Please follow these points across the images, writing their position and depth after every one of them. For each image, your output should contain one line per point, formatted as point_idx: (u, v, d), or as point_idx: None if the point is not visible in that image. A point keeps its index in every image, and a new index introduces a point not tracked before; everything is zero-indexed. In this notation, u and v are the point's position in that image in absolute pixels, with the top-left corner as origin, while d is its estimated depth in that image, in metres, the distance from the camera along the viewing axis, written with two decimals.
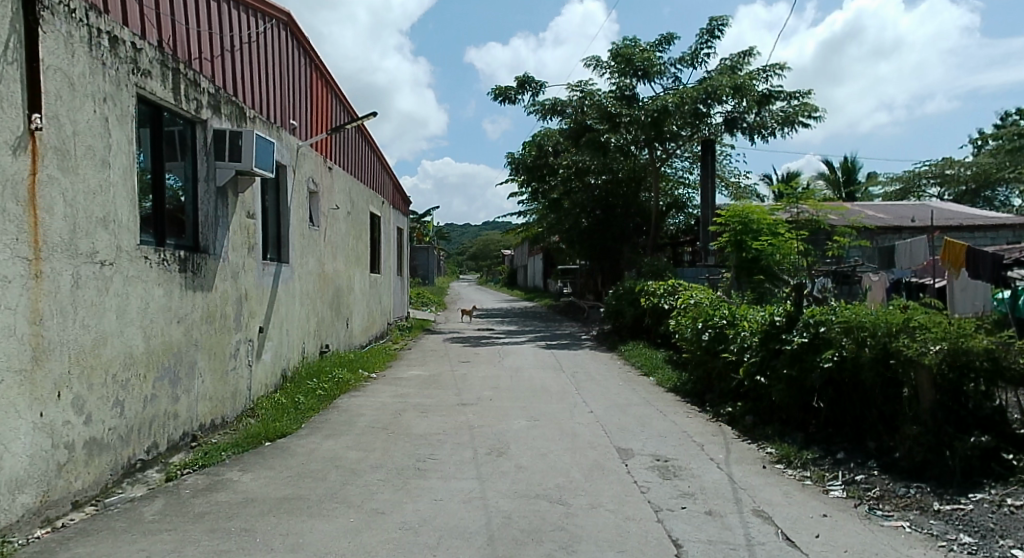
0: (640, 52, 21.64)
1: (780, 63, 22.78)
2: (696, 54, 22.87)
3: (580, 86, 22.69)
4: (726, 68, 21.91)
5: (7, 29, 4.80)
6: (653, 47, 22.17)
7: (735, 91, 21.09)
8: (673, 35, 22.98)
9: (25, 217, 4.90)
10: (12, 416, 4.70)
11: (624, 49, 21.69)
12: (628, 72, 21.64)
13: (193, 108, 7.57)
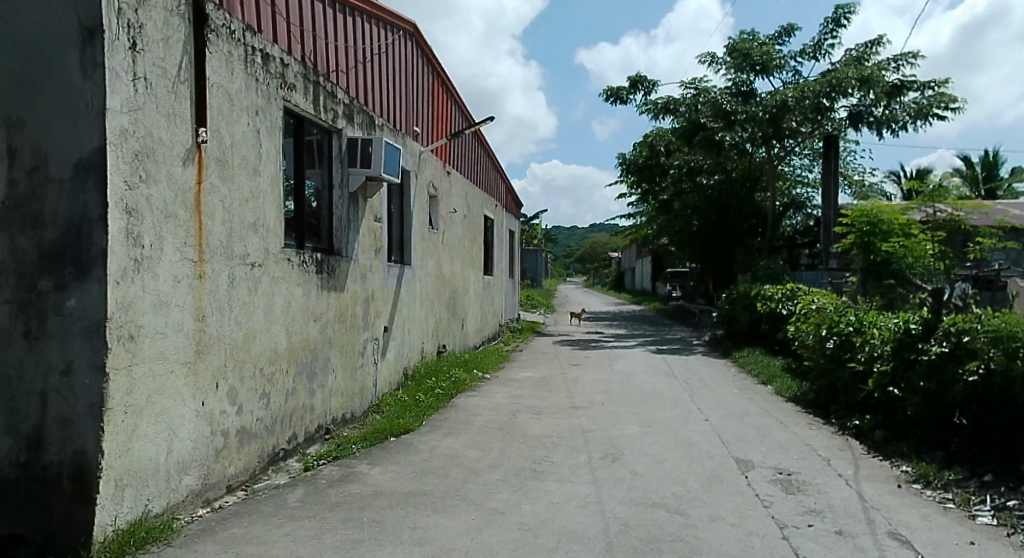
0: (758, 46, 21.06)
1: (912, 52, 21.57)
2: (819, 46, 22.02)
3: (695, 83, 22.30)
4: (852, 60, 20.99)
5: (181, 51, 5.20)
6: (772, 41, 21.54)
7: (861, 83, 20.07)
8: (794, 26, 22.25)
9: (192, 222, 5.34)
10: (180, 404, 5.14)
11: (741, 44, 21.18)
12: (745, 68, 21.10)
13: (330, 118, 7.99)
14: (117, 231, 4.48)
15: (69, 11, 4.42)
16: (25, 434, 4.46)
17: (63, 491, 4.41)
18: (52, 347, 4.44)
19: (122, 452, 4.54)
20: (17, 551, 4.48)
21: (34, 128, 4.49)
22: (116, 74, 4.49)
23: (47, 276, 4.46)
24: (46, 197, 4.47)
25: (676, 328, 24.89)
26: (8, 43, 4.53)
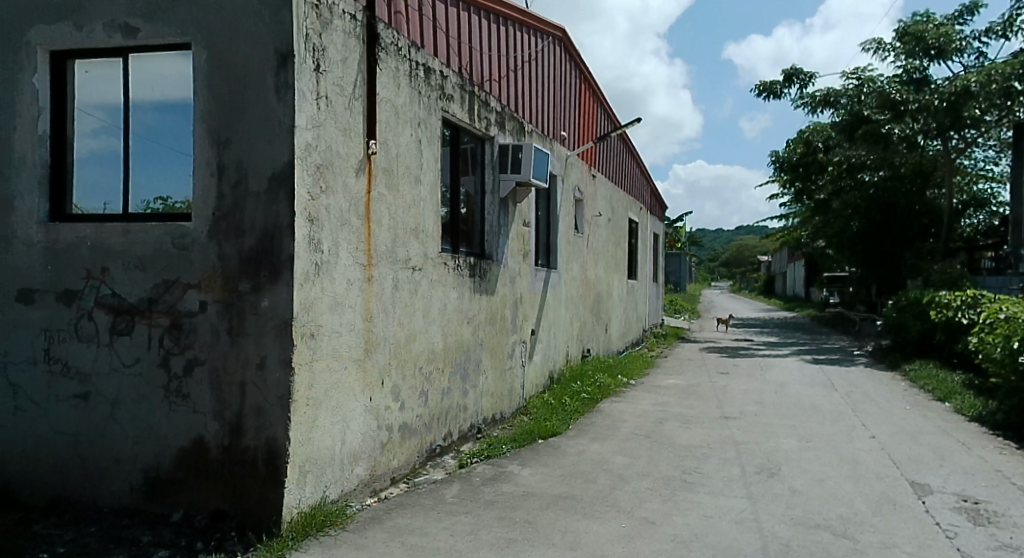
0: (934, 28, 19.68)
1: None
2: (1009, 23, 20.22)
3: (858, 72, 21.16)
4: None
5: (355, 70, 5.57)
6: (951, 21, 20.00)
7: None
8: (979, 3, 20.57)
9: (363, 229, 5.70)
10: (351, 399, 5.52)
11: (914, 26, 19.84)
12: (918, 52, 19.78)
13: (484, 126, 8.24)
14: (302, 238, 4.88)
15: (267, 39, 4.84)
16: (228, 420, 4.94)
17: (259, 474, 4.86)
18: (250, 343, 4.89)
19: (305, 440, 4.95)
20: (222, 525, 4.98)
21: (238, 146, 4.92)
22: (303, 94, 4.90)
23: (246, 279, 4.90)
24: (246, 208, 4.90)
25: (830, 330, 26.14)
26: (217, 70, 4.95)
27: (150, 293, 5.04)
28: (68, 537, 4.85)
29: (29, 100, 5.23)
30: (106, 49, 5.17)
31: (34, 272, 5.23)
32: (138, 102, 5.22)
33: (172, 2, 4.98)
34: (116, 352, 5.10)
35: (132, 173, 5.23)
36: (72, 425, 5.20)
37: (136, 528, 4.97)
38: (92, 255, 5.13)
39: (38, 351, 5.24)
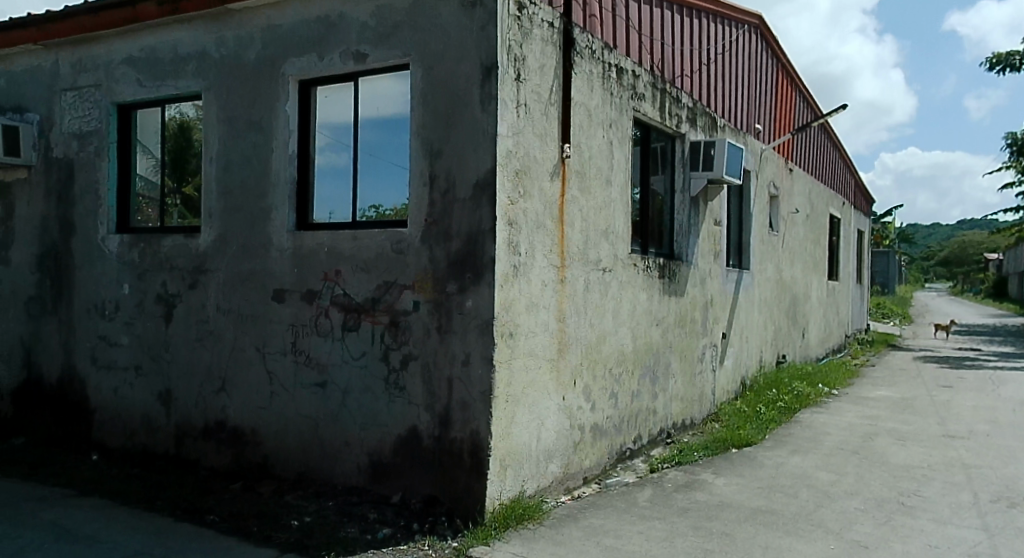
0: None
1: None
2: None
3: None
4: None
5: (552, 76, 5.73)
6: None
7: None
8: None
9: (557, 232, 5.82)
10: (546, 397, 5.70)
11: None
12: None
13: (674, 124, 8.03)
14: (502, 242, 5.12)
15: (474, 52, 5.11)
16: (438, 412, 5.26)
17: (464, 464, 5.16)
18: (456, 341, 5.19)
19: (505, 435, 5.20)
20: (435, 510, 5.30)
21: (448, 157, 5.23)
22: (505, 103, 5.13)
23: (453, 281, 5.21)
24: (454, 214, 5.21)
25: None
26: (430, 86, 5.29)
27: (373, 293, 5.48)
28: (311, 509, 5.42)
29: (282, 124, 5.78)
30: (341, 75, 5.63)
31: (283, 273, 5.78)
32: (364, 120, 5.66)
33: (396, 27, 5.38)
34: (346, 346, 5.58)
35: (360, 186, 5.65)
36: (313, 409, 5.70)
37: (363, 505, 5.44)
38: (327, 258, 5.62)
39: (286, 343, 5.78)
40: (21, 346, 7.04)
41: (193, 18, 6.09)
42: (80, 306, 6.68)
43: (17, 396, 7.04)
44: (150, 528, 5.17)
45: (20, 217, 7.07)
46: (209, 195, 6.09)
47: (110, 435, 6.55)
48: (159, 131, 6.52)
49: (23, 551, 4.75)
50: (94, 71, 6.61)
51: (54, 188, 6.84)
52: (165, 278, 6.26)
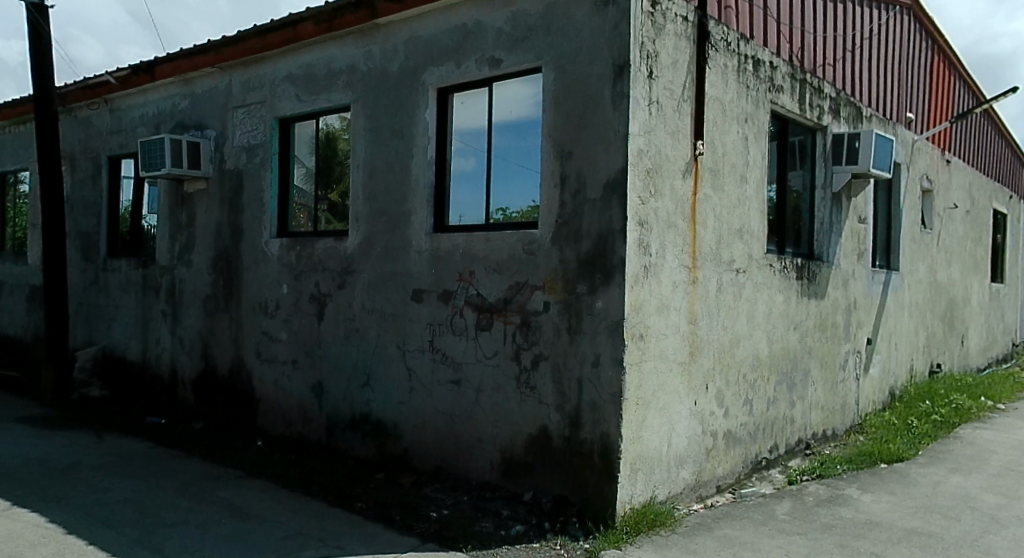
0: None
1: None
2: None
3: None
4: None
5: (685, 72, 5.63)
6: None
7: None
8: None
9: (689, 232, 5.70)
10: (677, 401, 5.60)
11: None
12: None
13: (815, 116, 7.62)
14: (633, 242, 5.09)
15: (607, 52, 5.12)
16: (569, 412, 5.29)
17: (595, 466, 5.16)
18: (586, 342, 5.21)
19: (635, 438, 5.16)
20: (565, 510, 5.32)
21: (579, 157, 5.26)
22: (637, 101, 5.10)
23: (583, 281, 5.23)
24: (584, 214, 5.23)
25: None
26: (562, 87, 5.35)
27: (506, 293, 5.58)
28: (448, 502, 5.59)
29: (421, 130, 6.00)
30: (477, 81, 5.77)
31: (421, 274, 6.01)
32: (496, 124, 5.77)
33: (530, 31, 5.47)
34: (479, 345, 5.71)
35: (493, 189, 5.75)
36: (448, 406, 5.87)
37: (497, 501, 5.53)
38: (462, 260, 5.78)
39: (424, 341, 6.00)
40: (199, 338, 7.64)
41: (345, 35, 6.44)
42: (247, 305, 7.21)
43: (195, 384, 7.67)
44: (304, 511, 5.52)
45: (200, 224, 7.64)
46: (356, 201, 6.41)
47: (271, 422, 7.03)
48: (312, 141, 6.90)
49: (199, 525, 5.22)
50: (260, 89, 7.12)
51: (226, 198, 7.40)
52: (318, 278, 6.66)
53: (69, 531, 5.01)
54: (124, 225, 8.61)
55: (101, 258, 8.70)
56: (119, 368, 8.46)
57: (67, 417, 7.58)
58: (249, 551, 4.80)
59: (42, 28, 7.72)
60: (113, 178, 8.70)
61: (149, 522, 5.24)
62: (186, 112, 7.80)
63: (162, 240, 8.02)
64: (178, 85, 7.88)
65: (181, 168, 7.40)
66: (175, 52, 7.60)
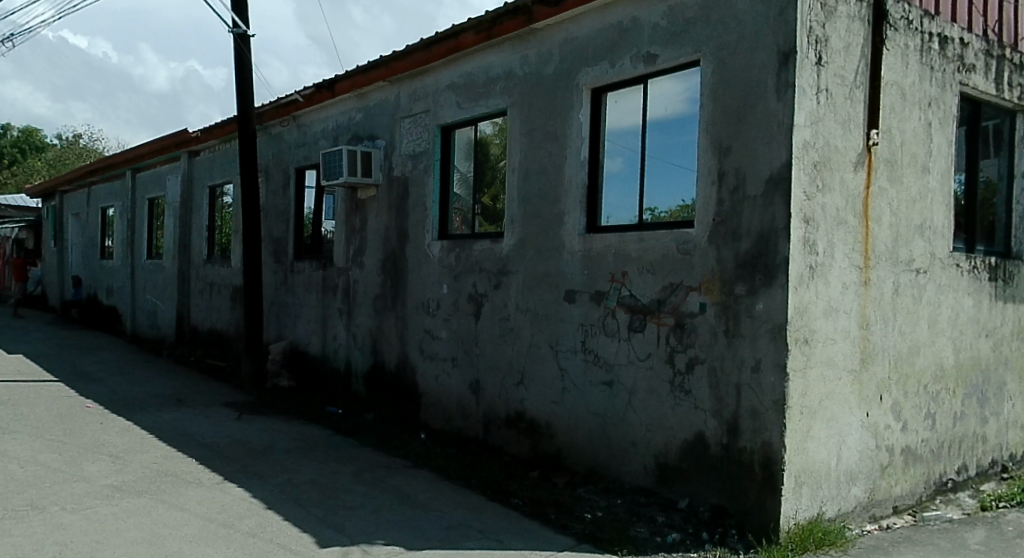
0: None
1: None
2: None
3: None
4: None
5: (858, 56, 5.21)
6: None
7: None
8: None
9: (861, 229, 5.27)
10: (847, 411, 5.19)
11: None
12: None
13: (1016, 96, 6.70)
14: (798, 240, 4.80)
15: (771, 41, 4.86)
16: (727, 419, 5.08)
17: (756, 477, 4.91)
18: (746, 345, 4.97)
19: (800, 449, 4.86)
20: (723, 521, 5.11)
21: (738, 153, 5.04)
22: (803, 90, 4.80)
23: (742, 282, 5.00)
24: (743, 212, 5.00)
25: None
26: (722, 80, 5.14)
27: (659, 295, 5.47)
28: (602, 504, 5.56)
29: (575, 132, 6.04)
30: (631, 79, 5.70)
31: (573, 275, 6.04)
32: (648, 122, 5.67)
33: (687, 25, 5.32)
34: (633, 347, 5.64)
35: (645, 188, 5.66)
36: (601, 407, 5.85)
37: (651, 507, 5.42)
38: (614, 261, 5.74)
39: (577, 342, 6.02)
40: (369, 335, 8.21)
41: (502, 42, 6.63)
42: (412, 304, 7.62)
43: (367, 378, 8.25)
44: (467, 503, 5.71)
45: (371, 228, 8.19)
46: (511, 203, 6.57)
47: (434, 416, 7.38)
48: (467, 148, 7.19)
49: (373, 509, 5.58)
50: (425, 99, 7.51)
51: (394, 203, 7.87)
52: (475, 279, 6.90)
53: (267, 507, 5.56)
54: (307, 229, 9.42)
55: (289, 260, 9.57)
56: (304, 361, 9.27)
57: (261, 404, 8.40)
58: (417, 537, 5.08)
59: (244, 54, 8.50)
60: (298, 187, 9.50)
61: (333, 503, 5.69)
62: (360, 124, 8.40)
63: (340, 244, 8.68)
64: (354, 100, 8.50)
65: (355, 176, 7.95)
66: (349, 70, 8.19)
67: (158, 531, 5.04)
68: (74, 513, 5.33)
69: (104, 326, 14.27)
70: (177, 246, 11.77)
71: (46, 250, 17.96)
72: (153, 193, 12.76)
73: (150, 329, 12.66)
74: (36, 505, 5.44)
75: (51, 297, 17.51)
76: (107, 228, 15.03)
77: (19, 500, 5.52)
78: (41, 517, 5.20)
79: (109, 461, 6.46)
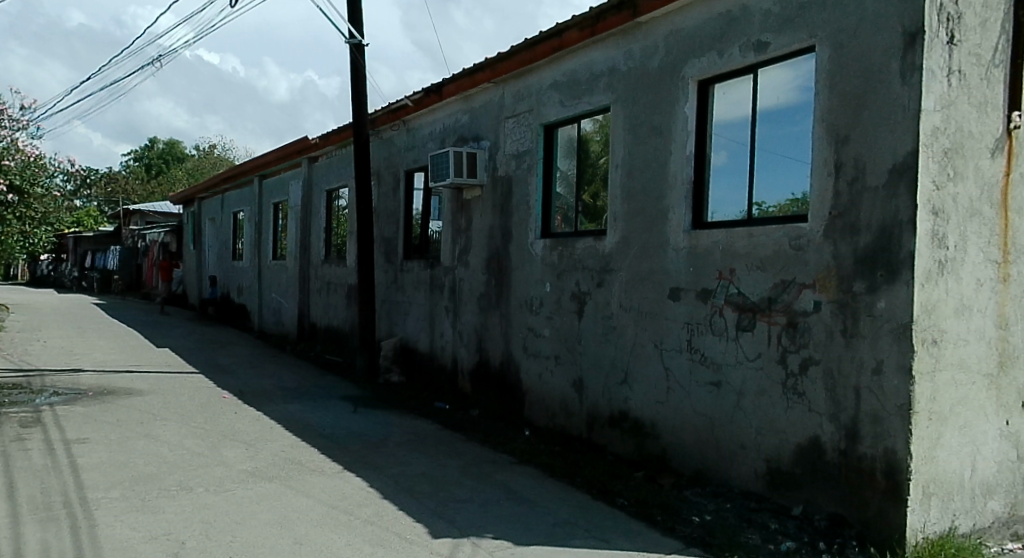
0: None
1: None
2: None
3: None
4: None
5: (997, 32, 4.79)
6: None
7: None
8: None
9: (998, 221, 4.85)
10: (982, 419, 4.79)
11: None
12: None
13: None
14: (925, 233, 4.47)
15: (896, 20, 4.54)
16: (845, 424, 4.79)
17: (878, 486, 4.61)
18: (866, 346, 4.68)
19: (929, 458, 4.52)
20: (842, 532, 4.81)
21: (857, 142, 4.75)
22: (933, 73, 4.46)
23: (861, 279, 4.71)
24: (863, 205, 4.71)
25: None
26: (840, 66, 4.85)
27: (770, 293, 5.25)
28: (711, 508, 5.39)
29: (681, 126, 5.90)
30: (741, 69, 5.50)
31: (679, 272, 5.90)
32: (758, 113, 5.46)
33: (801, 9, 5.06)
34: (742, 346, 5.44)
35: (754, 182, 5.47)
36: (709, 408, 5.68)
37: (763, 513, 5.20)
38: (722, 257, 5.56)
39: (682, 341, 5.88)
40: (475, 333, 8.37)
41: (606, 38, 6.57)
42: (515, 302, 7.70)
43: (473, 375, 8.41)
44: (572, 501, 5.70)
45: (476, 228, 8.33)
46: (614, 200, 6.50)
47: (538, 414, 7.42)
48: (569, 146, 7.19)
49: (482, 503, 5.68)
50: (528, 98, 7.56)
51: (498, 203, 7.97)
52: (578, 277, 6.88)
53: (384, 497, 5.79)
54: (416, 229, 9.72)
55: (399, 259, 9.90)
56: (414, 358, 9.56)
57: (375, 399, 8.72)
58: (525, 532, 5.12)
59: (359, 62, 8.85)
60: (408, 189, 9.81)
61: (444, 495, 5.84)
62: (466, 126, 8.56)
63: (446, 243, 8.89)
64: (459, 103, 8.68)
65: (461, 177, 8.10)
66: (454, 73, 8.37)
67: (288, 515, 5.36)
68: (215, 494, 5.76)
69: (236, 322, 15.28)
70: (298, 247, 12.42)
71: (187, 251, 19.44)
72: (278, 198, 13.54)
73: (275, 325, 13.44)
74: (183, 486, 5.92)
75: (191, 295, 18.94)
76: (239, 231, 16.08)
77: (169, 481, 6.03)
78: (187, 497, 5.66)
79: (244, 448, 6.93)
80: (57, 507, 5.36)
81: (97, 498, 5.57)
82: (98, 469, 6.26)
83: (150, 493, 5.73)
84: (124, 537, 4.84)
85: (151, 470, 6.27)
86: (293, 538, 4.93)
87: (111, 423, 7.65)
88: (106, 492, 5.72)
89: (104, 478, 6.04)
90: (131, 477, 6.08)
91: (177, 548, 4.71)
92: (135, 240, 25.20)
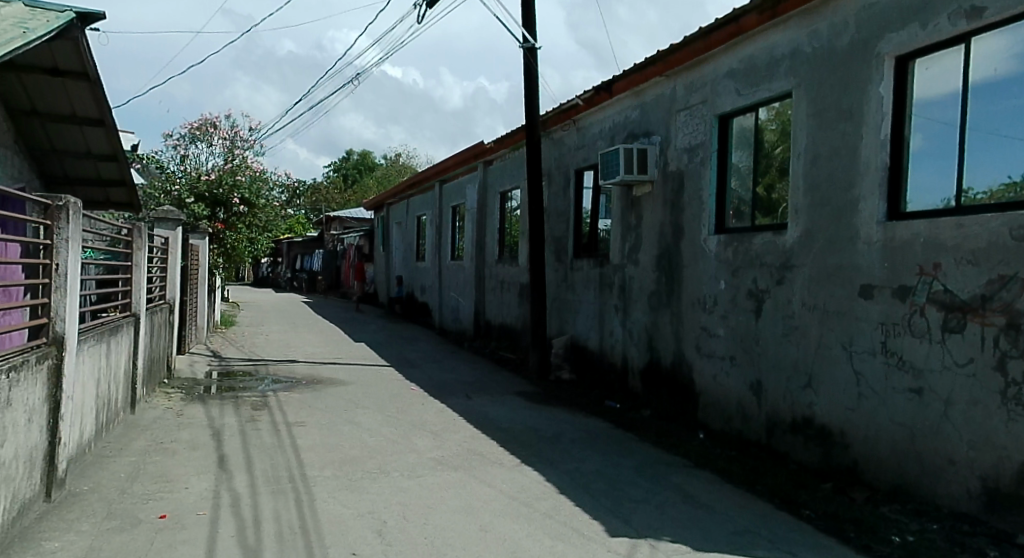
0: None
1: None
2: None
3: None
4: None
5: None
6: None
7: None
8: None
9: None
10: None
11: None
12: None
13: None
14: None
15: None
16: None
17: None
18: None
19: None
20: None
21: None
22: None
23: None
24: None
25: None
26: None
27: (984, 290, 4.63)
28: (913, 528, 4.80)
29: (874, 107, 5.37)
30: (947, 40, 4.88)
31: (872, 268, 5.38)
32: (967, 88, 4.83)
33: None
34: (949, 350, 4.86)
35: (960, 166, 4.86)
36: (910, 417, 5.12)
37: (979, 538, 4.53)
38: (924, 251, 4.98)
39: (877, 343, 5.36)
40: (645, 332, 8.18)
41: (787, 19, 6.15)
42: (688, 300, 7.42)
43: (643, 374, 8.22)
44: (755, 510, 5.35)
45: (646, 224, 8.14)
46: (796, 192, 6.06)
47: (713, 416, 7.10)
48: (745, 137, 6.81)
49: (661, 504, 5.51)
50: (701, 89, 7.26)
51: (669, 198, 7.72)
52: (755, 274, 6.50)
53: (565, 491, 5.81)
54: (586, 228, 9.69)
55: (569, 258, 9.93)
56: (587, 356, 9.51)
57: (549, 396, 8.75)
58: (710, 538, 4.87)
59: (533, 65, 8.95)
60: (578, 188, 9.81)
61: (625, 493, 5.74)
62: (637, 122, 8.38)
63: (616, 240, 8.76)
64: (630, 98, 8.52)
65: (633, 173, 7.93)
66: (625, 69, 8.21)
67: (474, 503, 5.53)
68: (410, 479, 6.08)
69: (420, 320, 16.10)
70: (474, 248, 12.83)
71: (378, 254, 20.80)
72: (456, 200, 14.10)
73: (453, 323, 14.01)
74: (383, 469, 6.30)
75: (381, 294, 20.21)
76: (421, 233, 16.94)
77: (371, 464, 6.45)
78: (387, 480, 6.02)
79: (432, 437, 7.27)
80: (284, 481, 5.91)
81: (314, 475, 6.07)
82: (314, 450, 6.84)
83: (357, 474, 6.16)
84: (339, 512, 5.22)
85: (356, 453, 6.75)
86: (483, 525, 5.06)
87: (322, 409, 8.34)
88: (322, 471, 6.22)
89: (319, 458, 6.58)
90: (340, 459, 6.58)
91: (380, 525, 5.01)
92: (336, 244, 27.36)
